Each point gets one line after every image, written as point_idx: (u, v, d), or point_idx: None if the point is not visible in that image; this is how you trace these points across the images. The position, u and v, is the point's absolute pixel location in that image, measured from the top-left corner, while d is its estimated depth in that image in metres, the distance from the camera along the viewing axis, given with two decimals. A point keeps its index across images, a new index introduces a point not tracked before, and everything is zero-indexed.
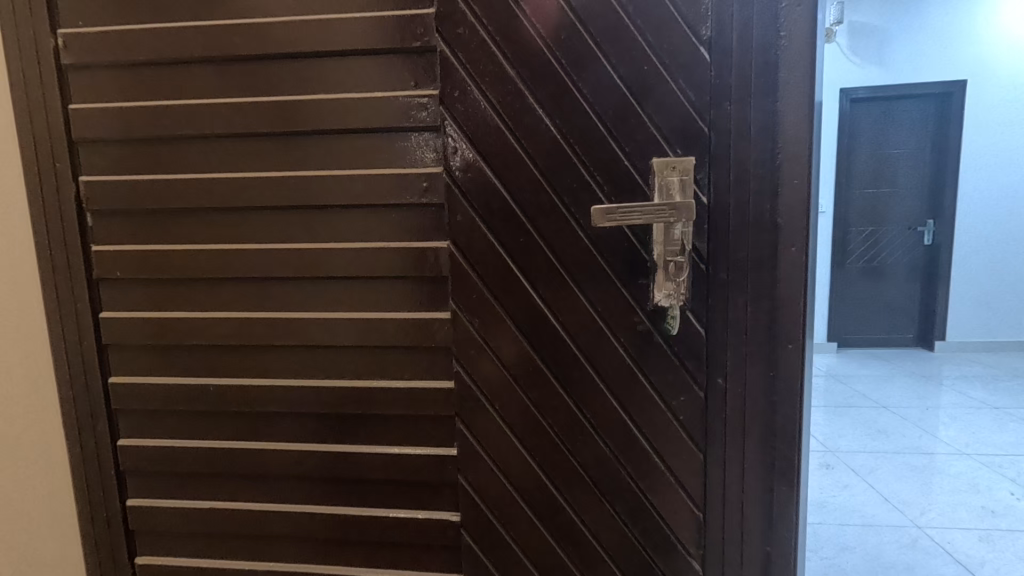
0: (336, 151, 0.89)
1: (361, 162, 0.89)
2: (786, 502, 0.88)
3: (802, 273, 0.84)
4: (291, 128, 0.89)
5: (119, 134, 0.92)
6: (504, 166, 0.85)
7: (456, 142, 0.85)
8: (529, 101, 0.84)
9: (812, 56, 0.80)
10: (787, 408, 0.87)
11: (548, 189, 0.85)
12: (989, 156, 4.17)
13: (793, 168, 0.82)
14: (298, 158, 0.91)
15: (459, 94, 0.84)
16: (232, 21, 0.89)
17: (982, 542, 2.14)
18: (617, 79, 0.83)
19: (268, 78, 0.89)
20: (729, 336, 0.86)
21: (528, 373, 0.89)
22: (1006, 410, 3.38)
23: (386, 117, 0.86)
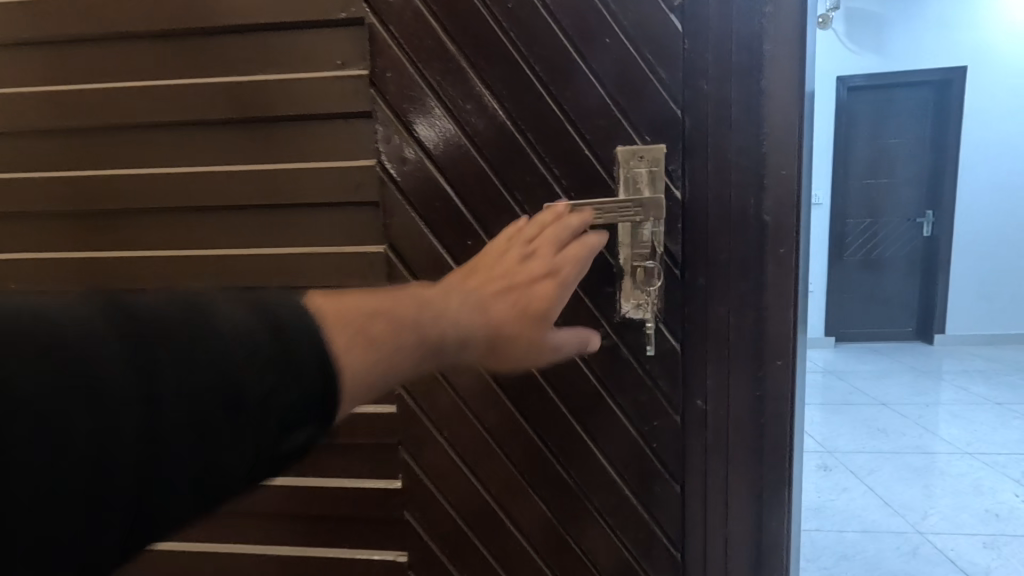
0: (253, 142, 0.78)
1: (282, 155, 0.78)
2: (777, 538, 0.77)
3: (792, 280, 0.73)
4: (200, 116, 0.79)
5: (18, 125, 0.82)
6: (446, 158, 0.74)
7: (389, 129, 0.74)
8: (474, 83, 0.73)
9: (801, 25, 0.69)
10: (777, 431, 0.76)
11: (497, 183, 0.74)
12: (988, 145, 4.07)
13: (780, 157, 0.71)
14: (209, 150, 0.80)
15: (392, 75, 0.73)
16: None
17: (988, 549, 2.04)
18: (575, 55, 0.71)
19: (175, 58, 0.79)
20: (710, 353, 0.75)
21: (481, 397, 0.79)
22: (1009, 406, 3.29)
23: (307, 102, 0.75)
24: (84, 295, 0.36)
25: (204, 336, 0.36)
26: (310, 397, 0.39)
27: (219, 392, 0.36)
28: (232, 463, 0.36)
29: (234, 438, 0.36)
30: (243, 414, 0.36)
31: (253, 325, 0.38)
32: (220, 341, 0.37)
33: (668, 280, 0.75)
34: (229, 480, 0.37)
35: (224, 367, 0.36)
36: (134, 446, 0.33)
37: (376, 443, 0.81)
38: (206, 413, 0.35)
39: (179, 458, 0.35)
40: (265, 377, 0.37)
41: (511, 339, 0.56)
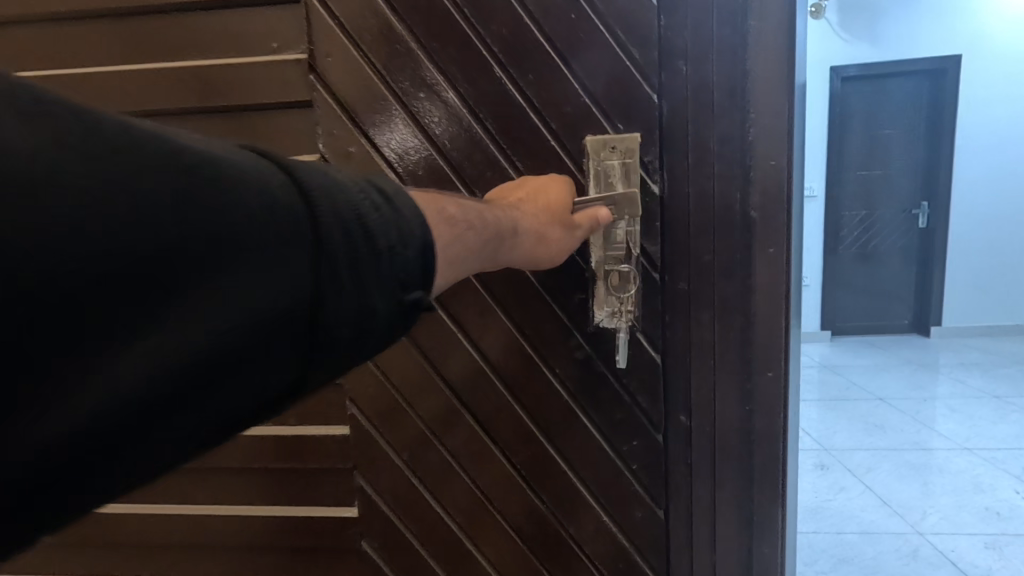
0: (198, 132, 0.77)
1: (228, 146, 0.77)
2: (770, 566, 0.71)
3: (783, 282, 0.67)
4: (143, 107, 0.77)
5: None
6: (392, 147, 0.72)
7: (331, 116, 0.72)
8: (425, 66, 0.70)
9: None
10: (769, 451, 0.69)
11: (452, 175, 0.71)
12: (981, 135, 4.04)
13: (768, 144, 0.65)
14: None
15: (331, 57, 0.71)
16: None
17: (990, 549, 1.99)
18: (539, 35, 0.67)
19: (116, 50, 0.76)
20: (692, 364, 0.69)
21: (443, 416, 0.74)
22: (1006, 398, 3.25)
23: (250, 89, 0.74)
24: (241, 149, 0.41)
25: (347, 197, 0.42)
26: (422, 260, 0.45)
27: (366, 242, 0.41)
28: (372, 304, 0.42)
29: (378, 282, 0.42)
30: (380, 261, 0.42)
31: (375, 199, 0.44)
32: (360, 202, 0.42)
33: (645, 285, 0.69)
34: (377, 322, 0.42)
35: (364, 223, 0.42)
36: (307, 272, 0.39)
37: (329, 467, 0.77)
38: (352, 254, 0.41)
39: (335, 287, 0.40)
40: (393, 237, 0.43)
41: (550, 234, 0.60)
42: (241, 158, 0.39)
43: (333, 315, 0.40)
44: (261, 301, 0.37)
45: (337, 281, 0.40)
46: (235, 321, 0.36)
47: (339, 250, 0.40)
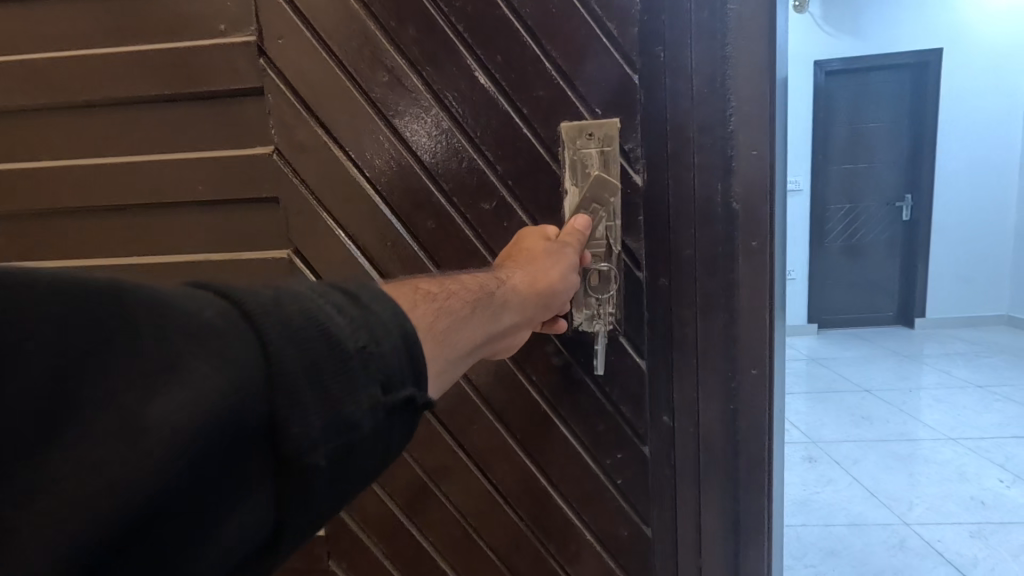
0: (196, 118, 0.89)
1: (221, 130, 0.88)
2: (757, 566, 0.71)
3: (767, 278, 0.66)
4: (150, 100, 0.89)
5: (20, 138, 0.95)
6: (348, 131, 0.82)
7: (284, 97, 0.84)
8: (385, 50, 0.79)
9: None
10: (753, 450, 0.69)
11: (411, 156, 0.81)
12: (962, 128, 4.09)
13: (749, 132, 0.66)
14: (166, 133, 0.90)
15: (281, 41, 0.82)
16: (108, 30, 0.89)
17: (975, 538, 2.00)
18: (518, 20, 0.73)
19: (137, 69, 0.88)
20: (675, 361, 0.69)
21: (427, 443, 0.79)
22: (990, 388, 3.29)
23: (216, 72, 0.85)
24: (195, 289, 0.36)
25: (303, 304, 0.37)
26: (411, 352, 0.40)
27: (334, 352, 0.36)
28: (354, 423, 0.36)
29: (358, 397, 0.37)
30: (353, 370, 0.37)
31: (340, 298, 0.40)
32: (323, 307, 0.38)
33: (629, 285, 0.70)
34: (363, 445, 0.37)
35: (328, 329, 0.37)
36: (259, 408, 0.33)
37: None
38: (320, 368, 0.35)
39: (298, 419, 0.34)
40: (365, 338, 0.38)
41: (543, 273, 0.60)
42: (175, 293, 0.34)
43: (299, 452, 0.34)
44: (199, 451, 0.30)
45: (298, 411, 0.34)
46: (180, 479, 0.30)
47: (298, 375, 0.34)
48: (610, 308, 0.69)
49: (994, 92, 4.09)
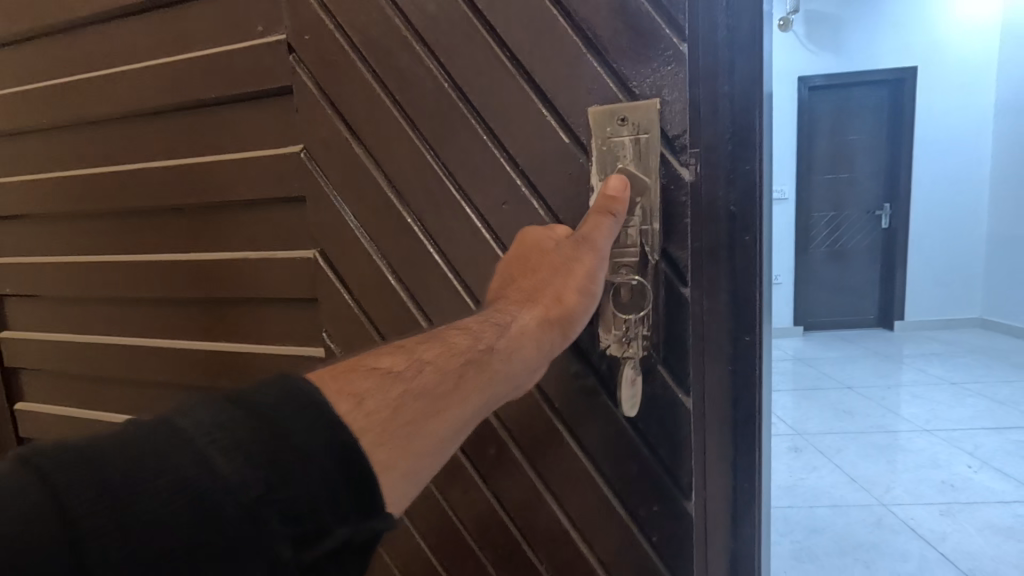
0: (246, 110, 1.07)
1: (265, 119, 1.06)
2: (749, 497, 0.86)
3: (756, 263, 0.80)
4: (211, 97, 1.08)
5: (129, 138, 1.19)
6: (370, 129, 0.98)
7: (311, 89, 1.01)
8: (421, 56, 0.92)
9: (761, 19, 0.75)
10: (748, 400, 0.84)
11: (425, 151, 0.95)
12: (934, 140, 4.39)
13: (746, 147, 0.78)
14: (225, 124, 1.10)
15: (308, 37, 0.99)
16: (194, 51, 1.08)
17: (944, 516, 2.19)
18: (564, 17, 0.82)
19: (205, 75, 1.07)
20: (686, 340, 0.83)
21: (498, 521, 1.01)
22: (962, 384, 3.53)
23: (257, 66, 1.03)
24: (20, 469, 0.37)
25: (173, 466, 0.38)
26: (347, 488, 0.43)
27: (206, 517, 0.37)
28: None
29: (232, 561, 0.38)
30: (229, 533, 0.38)
31: (240, 424, 0.42)
32: (200, 473, 0.39)
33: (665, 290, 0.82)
34: None
35: (197, 492, 0.38)
36: None
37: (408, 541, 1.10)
38: (188, 536, 0.37)
39: None
40: (248, 487, 0.39)
41: (561, 300, 0.74)
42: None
43: None
44: None
45: None
46: None
47: None
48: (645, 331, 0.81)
49: (965, 108, 4.40)
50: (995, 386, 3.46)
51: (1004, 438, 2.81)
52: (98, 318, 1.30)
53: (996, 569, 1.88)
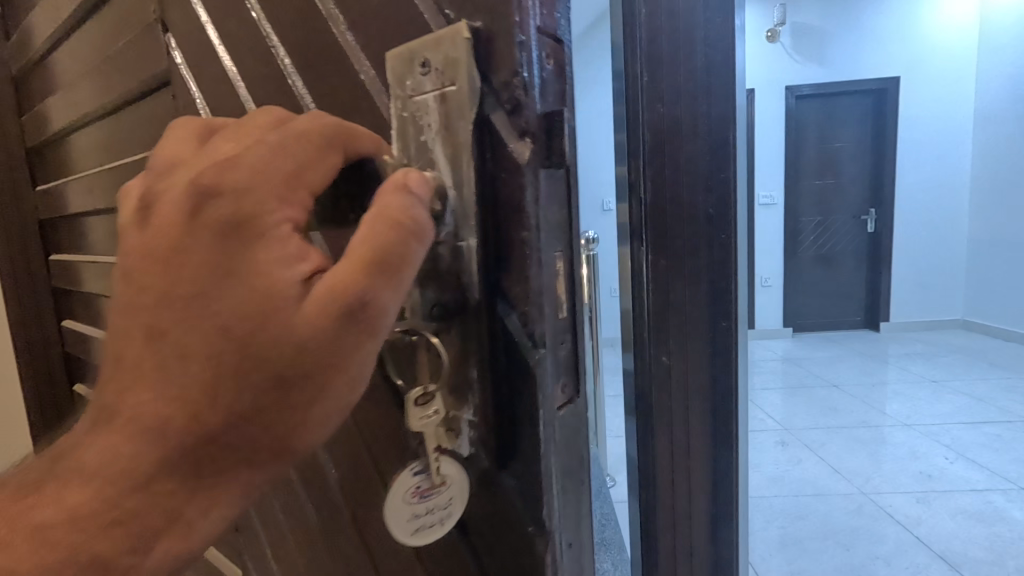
0: (138, 107, 0.85)
1: (151, 117, 0.82)
2: (728, 467, 0.97)
3: (732, 259, 0.91)
4: (114, 95, 0.90)
5: (81, 146, 1.12)
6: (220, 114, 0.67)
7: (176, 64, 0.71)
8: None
9: (734, 43, 0.87)
10: (726, 378, 0.95)
11: None
12: (917, 148, 4.57)
13: (721, 158, 0.89)
14: (127, 125, 0.90)
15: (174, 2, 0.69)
16: (105, 45, 0.92)
17: (919, 503, 2.32)
18: None
19: (110, 69, 0.90)
20: (669, 326, 0.94)
21: None
22: (943, 382, 3.67)
23: (143, 53, 0.80)
24: None
25: None
26: None
27: None
28: None
29: None
30: None
31: None
32: None
33: (498, 367, 0.40)
34: None
35: None
36: None
37: None
38: None
39: None
40: None
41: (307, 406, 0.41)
42: None
43: None
44: None
45: None
46: None
47: None
48: (471, 426, 0.43)
49: (947, 116, 4.59)
50: (974, 384, 3.60)
51: (980, 432, 2.95)
52: (83, 316, 1.33)
53: (965, 550, 2.01)
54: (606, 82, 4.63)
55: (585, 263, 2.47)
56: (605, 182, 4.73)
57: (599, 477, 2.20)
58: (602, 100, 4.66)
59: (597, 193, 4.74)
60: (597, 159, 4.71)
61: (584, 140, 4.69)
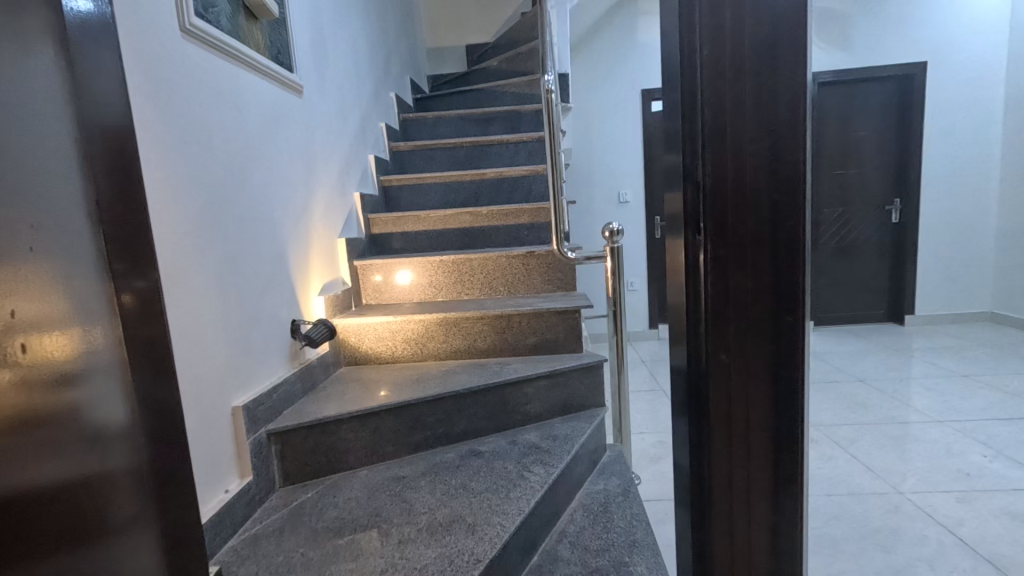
0: None
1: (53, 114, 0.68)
2: (791, 469, 0.89)
3: (801, 249, 0.83)
4: None
5: None
6: None
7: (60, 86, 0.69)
8: None
9: (805, 17, 0.79)
10: (790, 375, 0.87)
11: None
12: (946, 135, 4.42)
13: (791, 142, 0.81)
14: None
15: None
16: None
17: (960, 503, 2.23)
18: None
19: None
20: (729, 319, 0.87)
21: None
22: (975, 376, 3.57)
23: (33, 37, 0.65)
24: None
25: None
26: None
27: None
28: None
29: None
30: None
31: None
32: None
33: None
34: None
35: None
36: None
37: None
38: None
39: None
40: None
41: None
42: None
43: None
44: None
45: None
46: None
47: None
48: None
49: (980, 98, 4.43)
50: (1006, 378, 3.49)
51: (1017, 428, 2.84)
52: None
53: (1012, 551, 1.92)
54: (619, 71, 4.54)
55: (608, 256, 2.40)
56: (620, 175, 4.66)
57: (626, 475, 2.15)
58: (618, 90, 4.57)
59: (614, 185, 4.68)
60: (614, 150, 4.63)
61: (601, 131, 4.61)
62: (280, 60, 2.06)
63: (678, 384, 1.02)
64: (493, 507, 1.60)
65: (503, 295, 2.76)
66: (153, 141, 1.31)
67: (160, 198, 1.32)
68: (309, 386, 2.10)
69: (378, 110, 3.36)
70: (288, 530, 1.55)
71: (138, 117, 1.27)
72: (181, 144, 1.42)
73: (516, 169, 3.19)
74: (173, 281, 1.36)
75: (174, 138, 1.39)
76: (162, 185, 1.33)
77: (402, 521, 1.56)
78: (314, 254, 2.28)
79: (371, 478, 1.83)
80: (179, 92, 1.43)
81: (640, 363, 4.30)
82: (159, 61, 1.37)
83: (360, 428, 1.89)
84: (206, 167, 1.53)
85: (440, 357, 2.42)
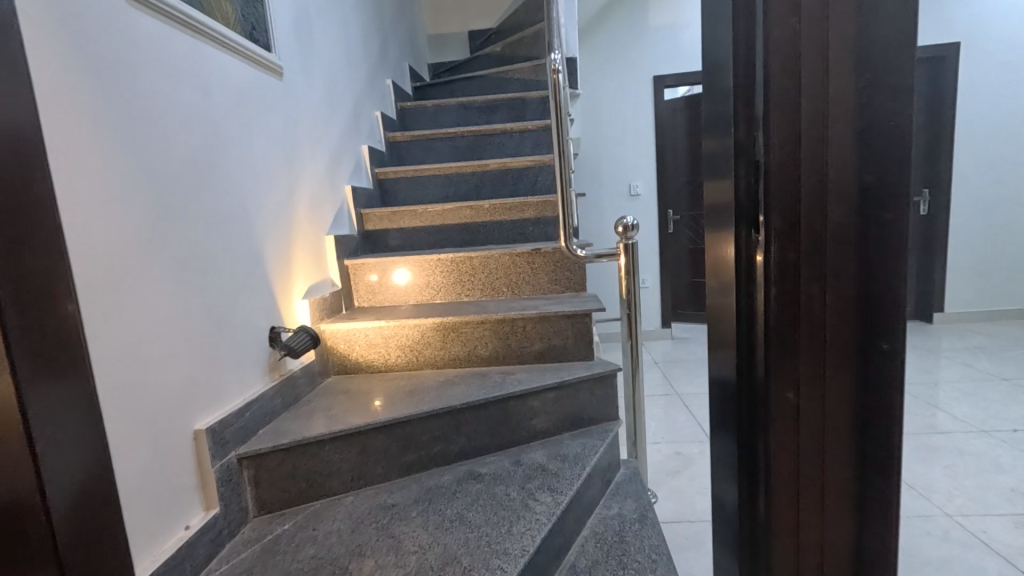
0: None
1: None
2: (881, 556, 0.61)
3: (903, 247, 0.55)
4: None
5: None
6: None
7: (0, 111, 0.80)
8: None
9: None
10: (882, 424, 0.58)
11: None
12: (981, 120, 4.11)
13: (886, 95, 0.52)
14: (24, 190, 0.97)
15: None
16: None
17: (1018, 528, 1.99)
18: None
19: None
20: (800, 344, 0.58)
21: None
22: (1016, 380, 3.30)
23: None
24: None
25: None
26: None
27: None
28: None
29: None
30: None
31: None
32: None
33: None
34: None
35: None
36: None
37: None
38: None
39: None
40: None
41: None
42: None
43: None
44: None
45: None
46: None
47: None
48: None
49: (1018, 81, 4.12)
50: None
51: None
52: None
53: None
54: (628, 57, 4.28)
55: (622, 253, 2.17)
56: (631, 167, 4.41)
57: (644, 496, 1.94)
58: (628, 77, 4.32)
59: (625, 177, 4.43)
60: (624, 140, 4.39)
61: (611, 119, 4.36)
62: (255, 36, 1.85)
63: (722, 424, 0.74)
64: (493, 546, 1.39)
65: (506, 296, 2.54)
66: (67, 115, 1.06)
67: (75, 187, 1.07)
68: (292, 400, 1.90)
69: (372, 97, 3.15)
70: (257, 571, 1.35)
71: (48, 85, 1.03)
72: (105, 121, 1.17)
73: (519, 160, 2.96)
74: (94, 286, 1.11)
75: (96, 113, 1.14)
76: (80, 170, 1.09)
77: (388, 561, 1.35)
78: (297, 253, 2.06)
79: (357, 506, 1.63)
80: (110, 57, 1.20)
81: (653, 364, 4.07)
82: (85, 19, 1.13)
83: (345, 449, 1.69)
84: (145, 148, 1.29)
85: (437, 365, 2.21)
